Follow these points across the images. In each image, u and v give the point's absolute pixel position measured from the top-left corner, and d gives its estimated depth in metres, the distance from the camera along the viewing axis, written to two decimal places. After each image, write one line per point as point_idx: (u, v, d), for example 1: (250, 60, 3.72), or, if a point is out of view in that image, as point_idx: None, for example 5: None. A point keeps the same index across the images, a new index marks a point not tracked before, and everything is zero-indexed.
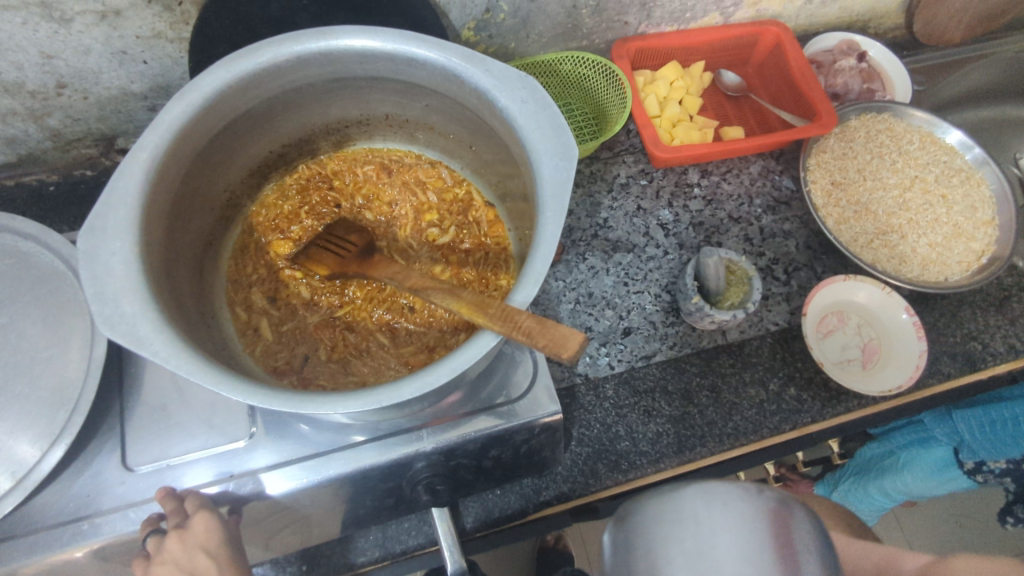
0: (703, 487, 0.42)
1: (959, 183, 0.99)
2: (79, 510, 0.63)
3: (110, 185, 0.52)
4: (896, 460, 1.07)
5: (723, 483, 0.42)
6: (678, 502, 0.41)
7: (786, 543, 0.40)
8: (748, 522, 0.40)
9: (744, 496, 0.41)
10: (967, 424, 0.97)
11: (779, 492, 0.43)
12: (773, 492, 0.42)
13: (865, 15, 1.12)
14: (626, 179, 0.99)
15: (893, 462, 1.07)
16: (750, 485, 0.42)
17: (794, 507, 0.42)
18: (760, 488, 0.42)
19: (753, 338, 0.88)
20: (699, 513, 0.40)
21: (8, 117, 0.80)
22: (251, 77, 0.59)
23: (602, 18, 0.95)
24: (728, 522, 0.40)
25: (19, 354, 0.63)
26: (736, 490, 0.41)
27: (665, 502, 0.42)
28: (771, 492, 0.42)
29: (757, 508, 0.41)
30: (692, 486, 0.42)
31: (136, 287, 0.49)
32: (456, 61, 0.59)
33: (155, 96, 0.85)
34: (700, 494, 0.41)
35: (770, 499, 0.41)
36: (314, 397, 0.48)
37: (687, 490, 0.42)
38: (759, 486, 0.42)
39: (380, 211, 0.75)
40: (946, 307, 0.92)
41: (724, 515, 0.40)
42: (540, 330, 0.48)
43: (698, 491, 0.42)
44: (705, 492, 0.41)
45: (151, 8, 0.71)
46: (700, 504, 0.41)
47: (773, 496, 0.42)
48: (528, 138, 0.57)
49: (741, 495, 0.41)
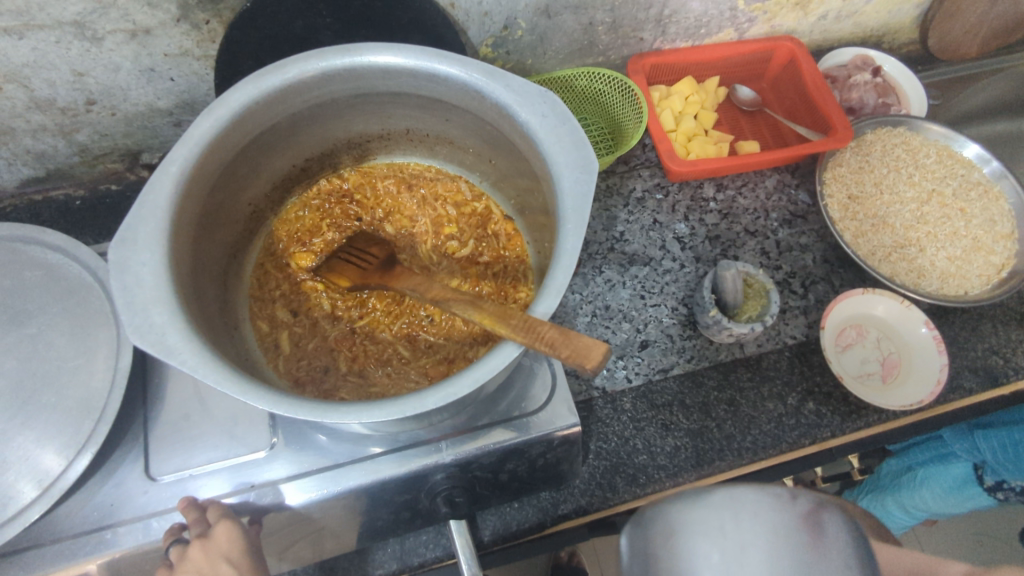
0: (731, 495, 0.41)
1: (977, 197, 0.98)
2: (103, 519, 0.63)
3: (141, 198, 0.53)
4: (916, 477, 1.05)
5: (753, 491, 0.41)
6: (705, 510, 0.41)
7: (820, 552, 0.39)
8: (780, 534, 0.39)
9: (775, 505, 0.41)
10: (991, 447, 0.94)
11: (812, 496, 0.42)
12: (806, 498, 0.42)
13: (880, 31, 1.12)
14: (642, 193, 1.00)
15: (912, 479, 1.06)
16: (782, 490, 0.42)
17: (829, 511, 0.41)
18: (792, 493, 0.41)
19: (771, 352, 0.88)
20: (726, 525, 0.40)
21: (39, 133, 0.82)
22: (278, 93, 0.60)
23: (618, 35, 0.96)
24: (755, 528, 0.40)
25: (47, 364, 0.64)
26: (767, 497, 0.41)
27: (692, 508, 0.41)
28: (805, 497, 0.41)
29: (789, 516, 0.40)
30: (719, 494, 0.42)
31: (165, 297, 0.50)
32: (478, 76, 0.60)
33: (180, 112, 0.86)
34: (727, 502, 0.41)
35: (803, 505, 0.41)
36: (338, 407, 0.48)
37: (715, 498, 0.41)
38: (792, 491, 0.42)
39: (401, 224, 0.76)
40: (966, 321, 0.91)
41: (752, 523, 0.40)
42: (563, 341, 0.48)
43: (725, 499, 0.41)
44: (732, 500, 0.41)
45: (179, 26, 0.73)
46: (728, 516, 0.40)
47: (806, 502, 0.41)
48: (548, 151, 0.57)
49: (771, 502, 0.41)
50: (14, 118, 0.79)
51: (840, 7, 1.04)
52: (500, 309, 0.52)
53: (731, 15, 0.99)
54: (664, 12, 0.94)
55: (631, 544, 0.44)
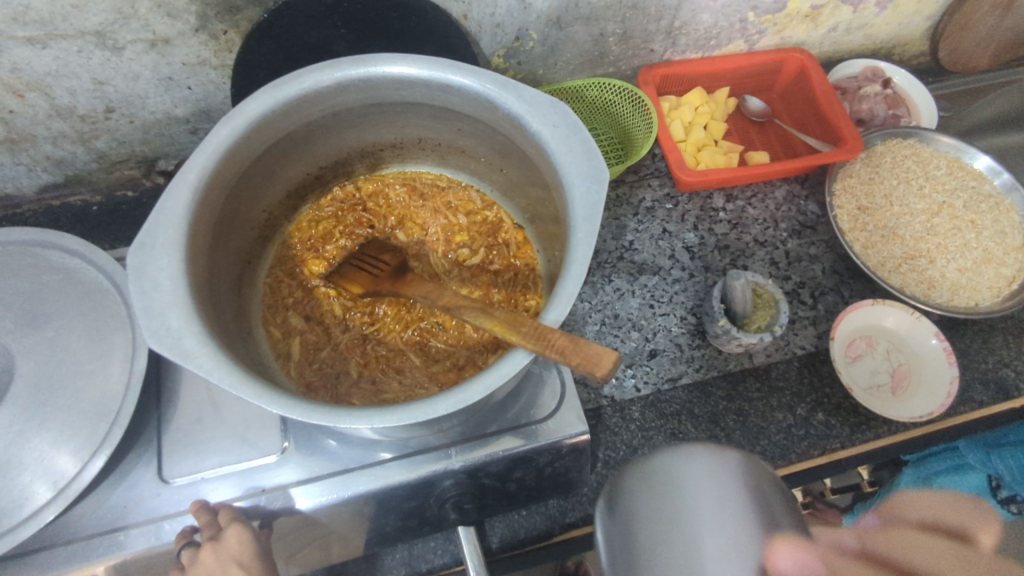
0: (674, 451, 0.43)
1: (988, 209, 0.98)
2: (117, 521, 0.64)
3: (160, 205, 0.54)
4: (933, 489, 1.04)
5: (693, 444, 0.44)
6: (654, 470, 0.42)
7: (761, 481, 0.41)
8: (720, 468, 0.41)
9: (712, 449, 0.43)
10: (1009, 463, 0.95)
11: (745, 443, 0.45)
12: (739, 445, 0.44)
13: (889, 42, 1.12)
14: (651, 203, 1.00)
15: (926, 490, 1.05)
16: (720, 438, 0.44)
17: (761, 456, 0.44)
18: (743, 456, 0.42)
19: (779, 362, 0.88)
20: (675, 471, 0.41)
21: (58, 140, 0.84)
22: (294, 103, 0.61)
23: (629, 46, 0.97)
24: (707, 483, 0.40)
25: (64, 367, 0.65)
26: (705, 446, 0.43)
27: (645, 473, 0.43)
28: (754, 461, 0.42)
29: (725, 454, 0.42)
30: (664, 452, 0.43)
31: (181, 302, 0.51)
32: (490, 87, 0.61)
33: (196, 120, 0.87)
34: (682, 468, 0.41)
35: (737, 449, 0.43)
36: (350, 412, 0.49)
37: (660, 457, 0.43)
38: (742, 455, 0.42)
39: (412, 232, 0.77)
40: (977, 333, 0.91)
41: (708, 479, 0.40)
42: (574, 348, 0.48)
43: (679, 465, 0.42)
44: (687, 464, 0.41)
45: (197, 36, 0.75)
46: (675, 465, 0.42)
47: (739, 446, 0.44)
48: (560, 161, 0.58)
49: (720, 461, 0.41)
50: (35, 125, 0.80)
51: (850, 19, 1.04)
52: (511, 317, 0.53)
53: (740, 26, 1.00)
54: (675, 24, 0.95)
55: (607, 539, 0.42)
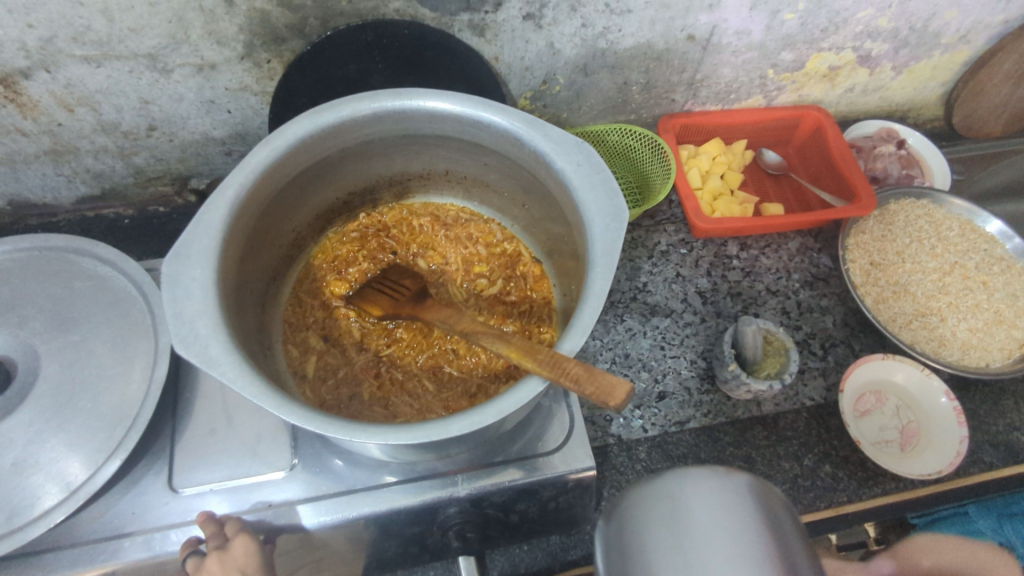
0: (676, 478, 0.43)
1: (1000, 271, 0.99)
2: (123, 527, 0.65)
3: (197, 217, 0.56)
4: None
5: (697, 473, 0.43)
6: (654, 490, 0.43)
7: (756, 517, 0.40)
8: (723, 497, 0.41)
9: (714, 477, 0.42)
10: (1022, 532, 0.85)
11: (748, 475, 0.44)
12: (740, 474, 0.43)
13: (905, 106, 1.16)
14: (666, 247, 1.02)
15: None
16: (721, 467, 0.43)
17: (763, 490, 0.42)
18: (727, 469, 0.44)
19: (788, 412, 0.88)
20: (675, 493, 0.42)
21: (100, 154, 0.87)
22: (331, 129, 0.64)
23: (651, 95, 1.01)
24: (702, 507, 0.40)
25: (87, 370, 0.67)
26: (706, 474, 0.43)
27: (644, 496, 0.43)
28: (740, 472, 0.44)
29: (727, 484, 0.42)
30: (667, 478, 0.43)
31: (210, 311, 0.53)
32: (519, 125, 0.64)
33: (232, 143, 0.91)
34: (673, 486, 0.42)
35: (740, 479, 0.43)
36: (366, 428, 0.50)
37: (665, 478, 0.43)
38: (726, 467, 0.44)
39: (433, 260, 0.79)
40: (987, 394, 0.91)
41: (702, 500, 0.41)
42: (588, 378, 0.49)
43: (669, 483, 0.43)
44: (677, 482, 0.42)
45: (242, 64, 0.78)
46: (674, 485, 0.42)
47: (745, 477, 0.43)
48: (582, 199, 0.60)
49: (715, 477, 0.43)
50: (80, 138, 0.84)
51: (867, 81, 1.08)
52: (527, 344, 0.54)
53: (760, 83, 1.03)
54: (697, 76, 0.98)
55: (604, 544, 0.43)
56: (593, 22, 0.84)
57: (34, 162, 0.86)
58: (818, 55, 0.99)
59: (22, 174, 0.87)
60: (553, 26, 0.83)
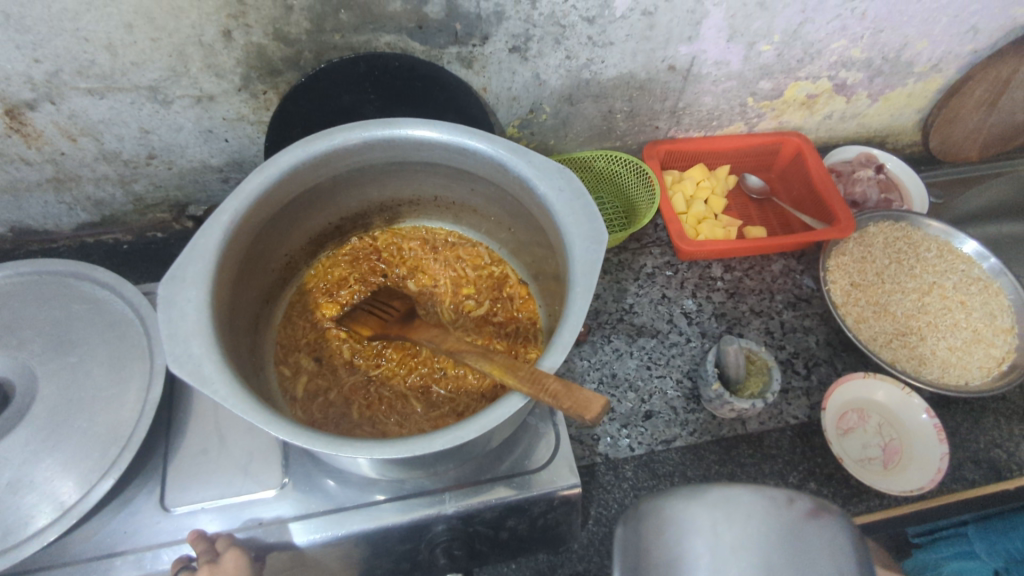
0: (725, 495, 0.45)
1: (977, 291, 1.01)
2: (115, 546, 0.66)
3: (193, 242, 0.59)
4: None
5: (749, 494, 0.45)
6: (695, 506, 0.45)
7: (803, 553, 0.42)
8: (769, 530, 0.43)
9: (769, 507, 0.44)
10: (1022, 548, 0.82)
11: (810, 501, 0.45)
12: (803, 501, 0.44)
13: (883, 131, 1.19)
14: (652, 269, 1.04)
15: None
16: (780, 494, 0.44)
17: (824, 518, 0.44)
18: (791, 497, 0.44)
19: (773, 430, 0.90)
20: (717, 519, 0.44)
21: (101, 182, 0.90)
22: (323, 157, 0.67)
23: (636, 122, 1.04)
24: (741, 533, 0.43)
25: (83, 391, 0.68)
26: (762, 500, 0.44)
27: (685, 504, 0.45)
28: (803, 501, 0.44)
29: (779, 516, 0.43)
30: (714, 493, 0.45)
31: (203, 331, 0.55)
32: (503, 152, 0.67)
33: (229, 170, 0.93)
34: (720, 502, 0.45)
35: (799, 507, 0.44)
36: (352, 443, 0.52)
37: (710, 493, 0.45)
38: (790, 495, 0.45)
39: (423, 283, 0.81)
40: (968, 412, 0.93)
41: (743, 526, 0.43)
42: (565, 394, 0.51)
43: (719, 499, 0.45)
44: (727, 499, 0.45)
45: (239, 95, 0.82)
46: (720, 509, 0.44)
47: (803, 505, 0.44)
48: (563, 222, 0.63)
49: (768, 504, 0.44)
50: (82, 167, 0.87)
51: (844, 108, 1.11)
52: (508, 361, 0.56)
53: (741, 110, 1.06)
54: (679, 104, 1.02)
55: (624, 539, 0.49)
56: (577, 54, 0.87)
57: (37, 190, 0.89)
58: (796, 84, 1.03)
59: (24, 201, 0.90)
60: (538, 57, 0.86)
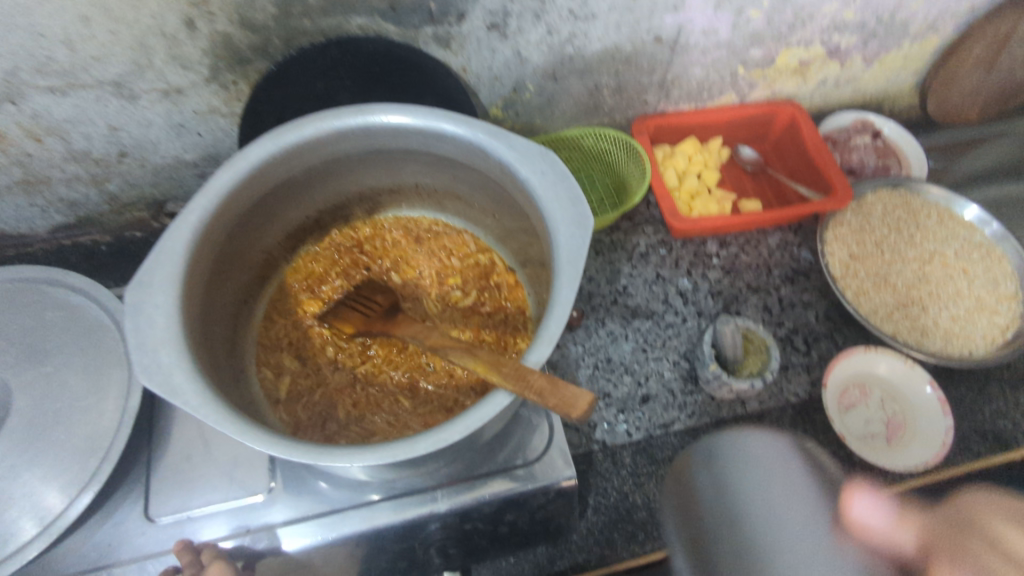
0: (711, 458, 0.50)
1: (979, 258, 0.99)
2: (101, 559, 0.65)
3: (160, 245, 0.56)
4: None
5: (729, 440, 0.51)
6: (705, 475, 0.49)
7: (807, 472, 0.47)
8: (761, 458, 0.48)
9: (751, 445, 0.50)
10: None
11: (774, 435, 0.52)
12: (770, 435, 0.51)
13: (880, 96, 1.16)
14: (645, 249, 1.02)
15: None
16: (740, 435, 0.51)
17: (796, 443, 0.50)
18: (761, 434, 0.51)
19: (773, 409, 0.88)
20: (715, 470, 0.49)
21: (72, 182, 0.87)
22: (294, 149, 0.64)
23: (623, 98, 1.00)
24: (745, 470, 0.48)
25: (60, 402, 0.66)
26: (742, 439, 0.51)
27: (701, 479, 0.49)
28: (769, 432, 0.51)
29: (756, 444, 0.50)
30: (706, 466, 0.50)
31: (174, 339, 0.53)
32: (482, 137, 0.64)
33: (205, 165, 0.90)
34: (711, 462, 0.50)
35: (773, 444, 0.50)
36: (333, 450, 0.50)
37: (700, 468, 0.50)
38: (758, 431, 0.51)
39: (407, 275, 0.79)
40: (972, 382, 0.91)
41: (742, 465, 0.48)
42: (551, 390, 0.50)
43: (710, 462, 0.50)
44: (717, 456, 0.50)
45: (208, 86, 0.78)
46: (712, 468, 0.49)
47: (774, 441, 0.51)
48: (546, 208, 0.61)
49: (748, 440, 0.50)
50: (51, 168, 0.84)
51: (839, 73, 1.08)
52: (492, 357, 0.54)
53: (732, 80, 1.03)
54: (667, 77, 0.98)
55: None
56: (558, 29, 0.84)
57: (7, 194, 0.86)
58: (788, 50, 0.99)
59: None
60: (518, 34, 0.83)
